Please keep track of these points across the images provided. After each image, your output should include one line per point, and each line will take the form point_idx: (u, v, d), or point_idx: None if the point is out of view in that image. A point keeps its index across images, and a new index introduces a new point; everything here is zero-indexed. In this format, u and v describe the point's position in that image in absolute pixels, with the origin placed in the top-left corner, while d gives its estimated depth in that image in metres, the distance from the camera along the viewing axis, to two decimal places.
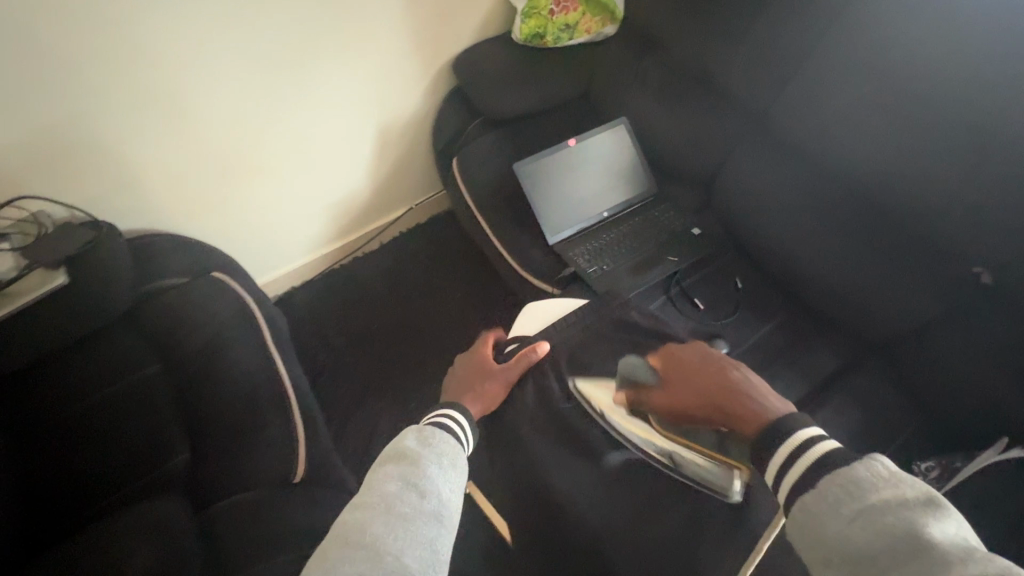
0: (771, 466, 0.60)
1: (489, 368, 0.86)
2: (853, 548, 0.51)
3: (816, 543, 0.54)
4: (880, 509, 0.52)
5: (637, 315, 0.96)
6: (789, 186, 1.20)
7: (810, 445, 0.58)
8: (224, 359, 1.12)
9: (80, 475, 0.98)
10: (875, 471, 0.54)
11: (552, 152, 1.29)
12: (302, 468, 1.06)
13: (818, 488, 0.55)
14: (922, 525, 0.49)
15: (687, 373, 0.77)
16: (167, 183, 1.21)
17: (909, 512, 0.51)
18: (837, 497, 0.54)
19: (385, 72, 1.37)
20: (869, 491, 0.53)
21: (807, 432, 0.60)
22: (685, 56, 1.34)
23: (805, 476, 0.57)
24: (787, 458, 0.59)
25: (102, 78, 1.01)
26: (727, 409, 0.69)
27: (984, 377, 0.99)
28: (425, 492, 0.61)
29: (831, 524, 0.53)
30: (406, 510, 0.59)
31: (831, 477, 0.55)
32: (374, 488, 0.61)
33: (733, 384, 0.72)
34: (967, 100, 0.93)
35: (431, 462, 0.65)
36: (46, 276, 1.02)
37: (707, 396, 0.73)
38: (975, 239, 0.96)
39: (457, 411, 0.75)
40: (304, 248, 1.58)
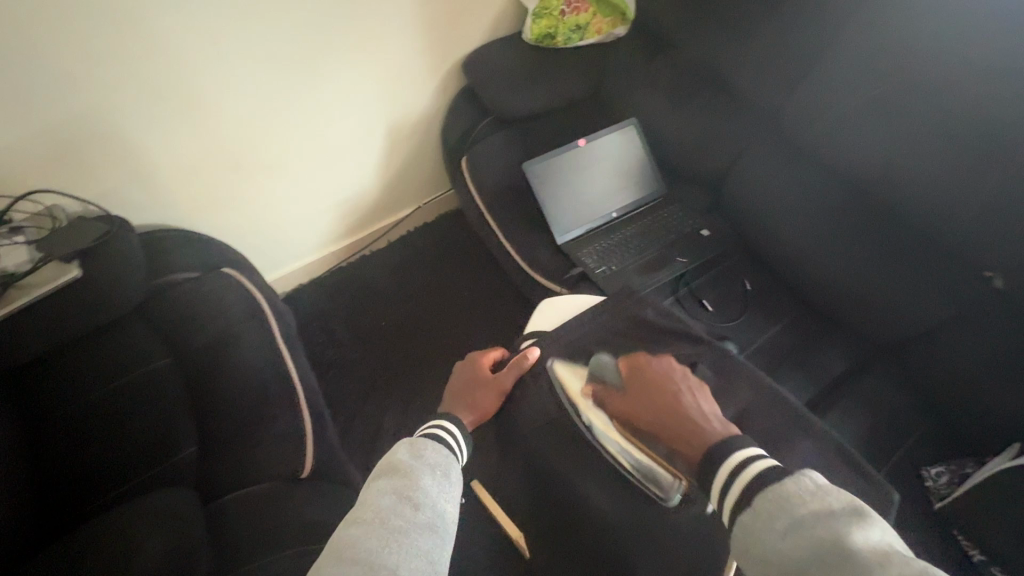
0: (713, 488, 0.59)
1: (482, 380, 0.88)
2: (786, 565, 0.49)
3: (756, 564, 0.52)
4: (810, 521, 0.50)
5: (650, 310, 0.95)
6: (799, 187, 1.19)
7: (747, 462, 0.58)
8: (233, 353, 1.13)
9: (87, 471, 0.98)
10: (803, 485, 0.53)
11: (561, 151, 1.29)
12: (310, 463, 1.07)
13: (754, 508, 0.54)
14: (846, 534, 0.48)
15: (650, 385, 0.75)
16: (179, 179, 1.22)
17: (835, 522, 0.49)
18: (770, 513, 0.53)
19: (395, 71, 1.38)
20: (799, 504, 0.52)
21: (746, 451, 0.59)
22: (695, 57, 1.34)
23: (741, 497, 0.56)
24: (723, 479, 0.58)
25: (117, 74, 1.02)
26: (673, 429, 0.68)
27: (996, 383, 0.97)
28: (419, 504, 0.60)
29: (765, 541, 0.51)
30: (401, 524, 0.58)
31: (763, 496, 0.54)
32: (368, 504, 0.60)
33: (688, 408, 0.70)
34: (981, 103, 0.92)
35: (424, 474, 0.64)
36: (61, 268, 1.04)
37: (660, 411, 0.71)
38: (987, 243, 0.95)
39: (451, 423, 0.75)
40: (312, 245, 1.59)
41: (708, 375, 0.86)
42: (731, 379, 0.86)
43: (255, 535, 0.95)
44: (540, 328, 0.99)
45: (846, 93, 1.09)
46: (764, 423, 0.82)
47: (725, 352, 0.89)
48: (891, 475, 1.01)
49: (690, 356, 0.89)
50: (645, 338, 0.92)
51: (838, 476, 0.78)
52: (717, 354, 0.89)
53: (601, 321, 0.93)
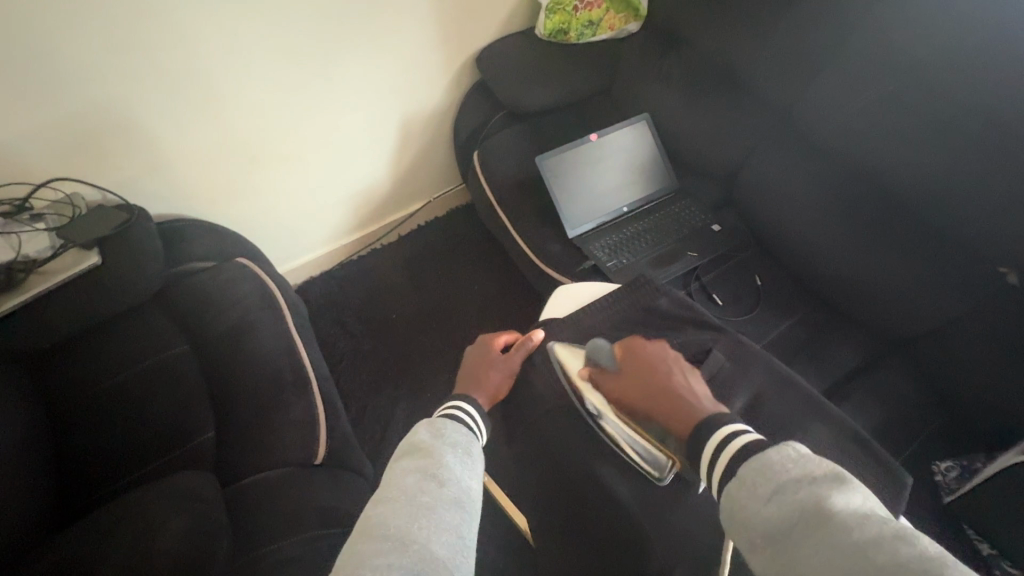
0: (700, 459, 0.60)
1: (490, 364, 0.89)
2: (770, 530, 0.50)
3: (742, 529, 0.53)
4: (791, 487, 0.51)
5: (663, 299, 0.96)
6: (811, 182, 1.20)
7: (732, 435, 0.59)
8: (249, 341, 1.15)
9: (107, 455, 1.00)
10: (786, 454, 0.54)
11: (573, 146, 1.30)
12: (323, 450, 1.08)
13: (738, 477, 0.55)
14: (826, 497, 0.49)
15: (645, 369, 0.73)
16: (196, 168, 1.24)
17: (816, 486, 0.50)
18: (754, 481, 0.54)
19: (409, 65, 1.39)
20: (783, 473, 0.53)
21: (728, 426, 0.60)
22: (708, 52, 1.34)
23: (729, 467, 0.57)
24: (711, 452, 0.59)
25: (137, 62, 1.04)
26: (665, 410, 0.68)
27: (1012, 379, 0.96)
28: (444, 480, 0.61)
29: (750, 510, 0.52)
30: (428, 500, 0.59)
31: (747, 465, 0.55)
32: (393, 484, 0.61)
33: (679, 389, 0.69)
34: (997, 96, 0.92)
35: (446, 452, 0.65)
36: (79, 256, 1.05)
37: (652, 392, 0.70)
38: (1002, 239, 0.95)
39: (468, 403, 0.76)
40: (324, 238, 1.60)
41: (722, 361, 0.86)
42: (745, 365, 0.86)
43: (268, 518, 0.96)
44: (552, 318, 1.00)
45: (859, 89, 1.10)
46: (780, 409, 0.82)
47: (739, 341, 0.90)
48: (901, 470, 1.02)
49: (702, 345, 0.90)
50: (656, 330, 0.92)
51: (851, 466, 0.77)
52: (729, 341, 0.90)
53: (612, 311, 0.94)
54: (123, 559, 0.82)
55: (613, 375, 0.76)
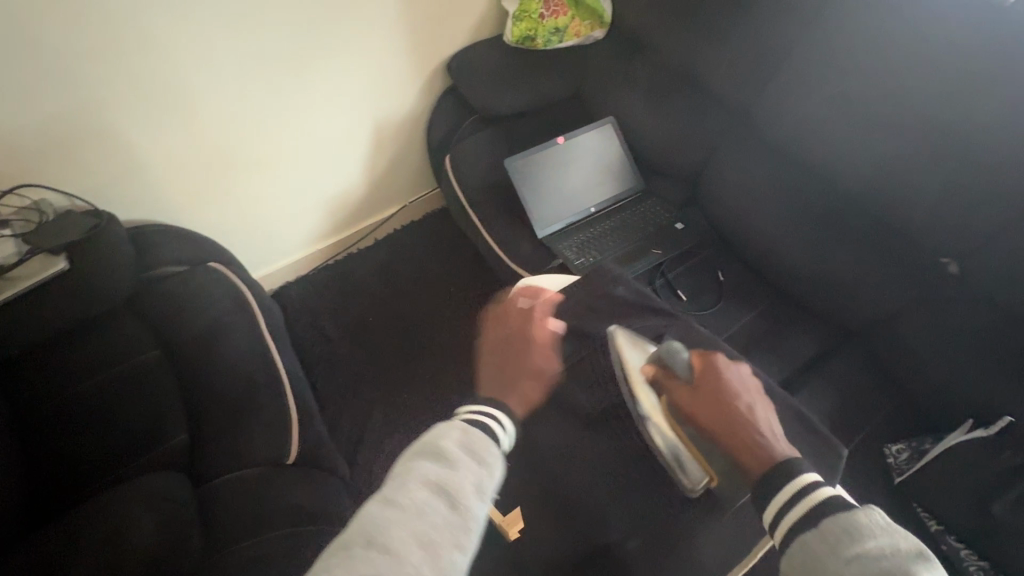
0: (770, 508, 0.60)
1: (523, 355, 0.80)
2: None
3: None
4: (878, 555, 0.51)
5: (620, 287, 1.01)
6: (769, 181, 1.25)
7: (813, 485, 0.59)
8: (221, 344, 1.15)
9: (79, 459, 0.99)
10: (872, 518, 0.54)
11: (541, 148, 1.34)
12: (296, 448, 1.09)
13: (819, 531, 0.55)
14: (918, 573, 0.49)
15: (720, 389, 0.72)
16: (168, 174, 1.24)
17: (905, 561, 0.51)
18: (838, 540, 0.53)
19: (381, 72, 1.42)
20: (870, 537, 0.52)
21: (803, 476, 0.60)
22: (669, 57, 1.39)
23: (808, 517, 0.56)
24: (789, 499, 0.58)
25: (107, 69, 1.05)
26: (732, 439, 0.68)
27: (959, 368, 1.02)
28: (458, 504, 0.56)
29: (831, 565, 0.52)
30: (435, 523, 0.54)
31: (832, 519, 0.55)
32: (403, 490, 0.56)
33: (752, 419, 0.69)
34: (931, 99, 0.98)
35: (469, 470, 0.59)
36: (47, 261, 1.05)
37: (723, 416, 0.70)
38: (941, 231, 1.01)
39: (502, 412, 0.67)
40: (298, 243, 1.61)
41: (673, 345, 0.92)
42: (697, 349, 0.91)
43: (240, 516, 0.97)
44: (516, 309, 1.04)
45: (808, 92, 1.15)
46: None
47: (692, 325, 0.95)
48: (857, 453, 1.06)
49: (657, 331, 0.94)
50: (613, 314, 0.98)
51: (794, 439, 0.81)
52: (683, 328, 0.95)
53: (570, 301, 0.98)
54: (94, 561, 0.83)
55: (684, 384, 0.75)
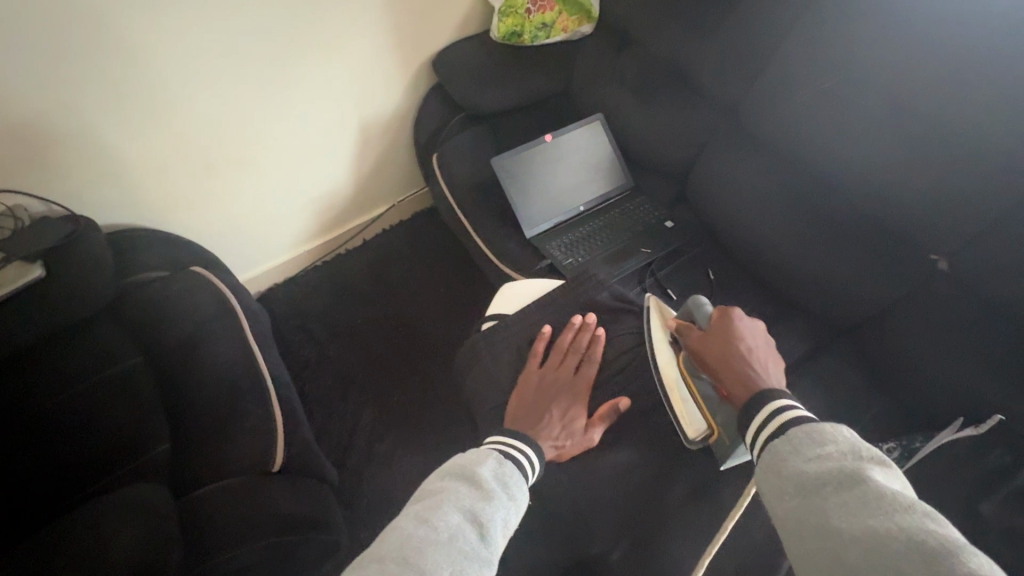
0: (749, 424, 0.66)
1: (564, 410, 0.85)
2: (804, 481, 0.57)
3: (777, 478, 0.59)
4: (832, 453, 0.57)
5: (605, 293, 1.00)
6: (760, 178, 1.23)
7: (788, 406, 0.64)
8: (205, 351, 1.13)
9: (53, 473, 0.97)
10: (837, 430, 0.60)
11: (529, 146, 1.32)
12: (281, 456, 1.08)
13: (787, 436, 0.61)
14: (866, 469, 0.55)
15: (728, 332, 0.77)
16: (146, 178, 1.22)
17: (858, 459, 0.56)
18: (801, 441, 0.60)
19: (365, 70, 1.39)
20: (828, 439, 0.59)
21: (780, 400, 0.65)
22: (658, 52, 1.37)
23: (779, 428, 0.63)
24: (766, 414, 0.65)
25: (80, 71, 1.02)
26: (725, 369, 0.73)
27: (947, 366, 1.01)
28: (487, 534, 0.59)
29: (791, 461, 0.59)
30: (466, 548, 0.56)
31: (798, 427, 0.62)
32: (438, 513, 0.59)
33: (750, 359, 0.73)
34: (924, 95, 0.96)
35: (499, 502, 0.63)
36: (23, 269, 1.02)
37: (724, 354, 0.75)
38: (931, 230, 1.01)
39: (533, 451, 0.72)
40: (285, 244, 1.59)
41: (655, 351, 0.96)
42: None
43: (223, 527, 0.95)
44: (499, 315, 1.02)
45: (799, 86, 1.13)
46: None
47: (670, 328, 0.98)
48: None
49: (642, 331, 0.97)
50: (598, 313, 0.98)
51: None
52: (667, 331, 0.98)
53: (554, 302, 0.98)
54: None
55: (700, 329, 0.81)
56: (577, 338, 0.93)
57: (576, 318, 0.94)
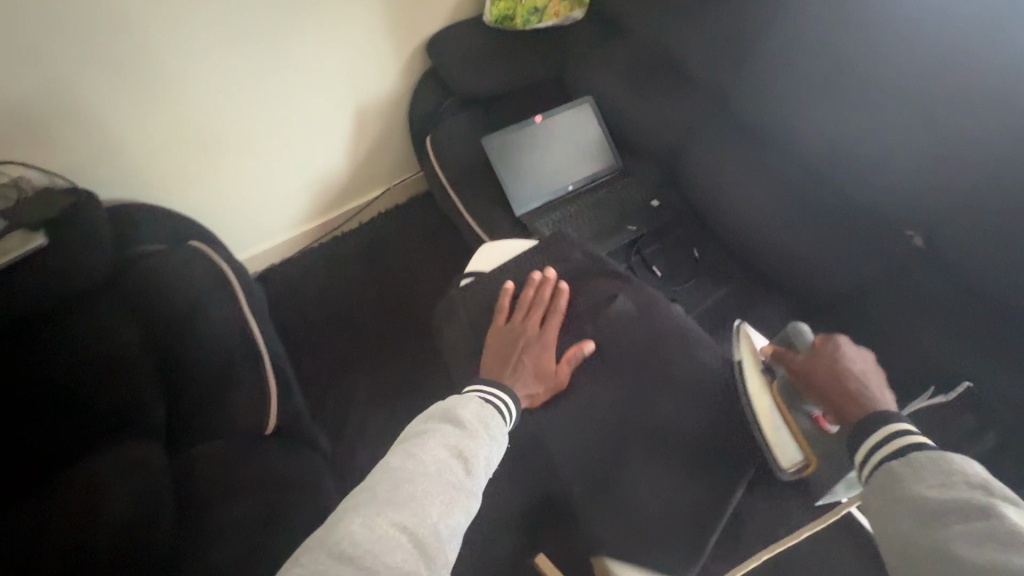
0: (861, 443, 0.66)
1: (531, 361, 0.86)
2: (920, 505, 0.57)
3: (888, 499, 0.60)
4: (957, 482, 0.57)
5: (577, 251, 1.03)
6: (744, 159, 1.26)
7: (909, 431, 0.64)
8: (200, 320, 1.17)
9: (48, 432, 0.98)
10: (966, 463, 0.59)
11: (518, 126, 1.35)
12: (273, 421, 1.13)
13: (906, 460, 0.62)
14: (995, 502, 0.54)
15: (834, 360, 0.75)
16: (147, 154, 1.25)
17: (984, 492, 0.56)
18: (920, 466, 0.60)
19: (361, 53, 1.43)
20: (953, 468, 0.59)
21: (904, 424, 0.65)
22: (646, 36, 1.39)
23: (897, 451, 0.63)
24: (882, 435, 0.65)
25: (83, 47, 1.06)
26: (846, 397, 0.71)
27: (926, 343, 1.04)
28: (473, 469, 0.63)
29: (908, 484, 0.59)
30: (454, 480, 0.61)
31: (920, 453, 0.62)
32: (425, 449, 0.63)
33: (867, 385, 0.72)
34: (901, 75, 0.99)
35: (482, 442, 0.66)
36: (26, 237, 1.07)
37: (842, 382, 0.73)
38: (906, 207, 1.04)
39: (507, 395, 0.76)
40: (283, 225, 1.62)
41: (626, 307, 0.94)
42: (648, 310, 0.94)
43: (218, 485, 1.00)
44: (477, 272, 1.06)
45: (779, 69, 1.15)
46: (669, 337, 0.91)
47: (643, 287, 0.98)
48: None
49: (609, 292, 0.97)
50: (572, 278, 0.99)
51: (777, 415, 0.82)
52: (637, 288, 0.98)
53: (527, 265, 1.01)
54: (71, 532, 0.86)
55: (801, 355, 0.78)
56: (540, 291, 0.93)
57: (538, 273, 0.94)
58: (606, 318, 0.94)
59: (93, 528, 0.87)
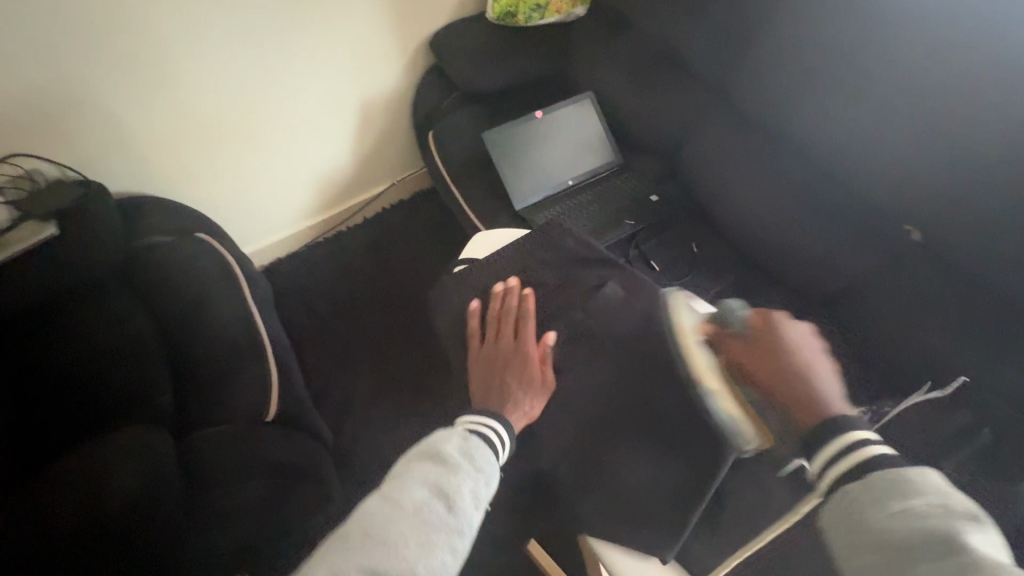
0: (815, 457, 0.55)
1: (517, 374, 0.81)
2: (881, 539, 0.47)
3: (846, 529, 0.49)
4: (921, 509, 0.46)
5: (570, 239, 1.03)
6: (743, 154, 1.26)
7: (867, 442, 0.53)
8: (205, 311, 1.19)
9: (62, 418, 1.03)
10: (927, 478, 0.49)
11: (518, 122, 1.37)
12: (274, 408, 1.14)
13: (864, 481, 0.50)
14: (961, 531, 0.44)
15: (776, 339, 0.62)
16: (155, 148, 1.28)
17: (950, 519, 0.45)
18: (881, 489, 0.49)
19: (365, 49, 1.45)
20: (917, 490, 0.48)
21: (856, 430, 0.54)
22: (647, 33, 1.40)
23: (853, 469, 0.52)
24: (836, 449, 0.53)
25: (93, 42, 1.09)
26: (785, 391, 0.59)
27: (926, 338, 1.04)
28: (454, 506, 0.59)
29: (867, 513, 0.48)
30: (433, 519, 0.57)
31: (879, 471, 0.50)
32: (402, 489, 0.59)
33: (809, 373, 0.59)
34: (900, 68, 0.99)
35: (466, 474, 0.62)
36: (37, 227, 1.11)
37: (779, 374, 0.60)
38: (904, 202, 1.04)
39: (499, 422, 0.72)
40: (288, 220, 1.65)
41: (614, 292, 0.95)
42: (637, 294, 0.94)
43: (219, 468, 1.02)
44: (470, 261, 1.07)
45: (778, 62, 1.15)
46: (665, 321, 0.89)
47: (633, 273, 0.99)
48: None
49: (600, 279, 0.99)
50: (567, 268, 1.00)
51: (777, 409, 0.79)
52: (627, 274, 0.99)
53: (523, 254, 1.01)
54: (71, 532, 0.89)
55: (736, 337, 0.66)
56: (504, 302, 0.89)
57: (498, 286, 0.91)
58: (599, 303, 0.95)
59: (94, 525, 0.90)
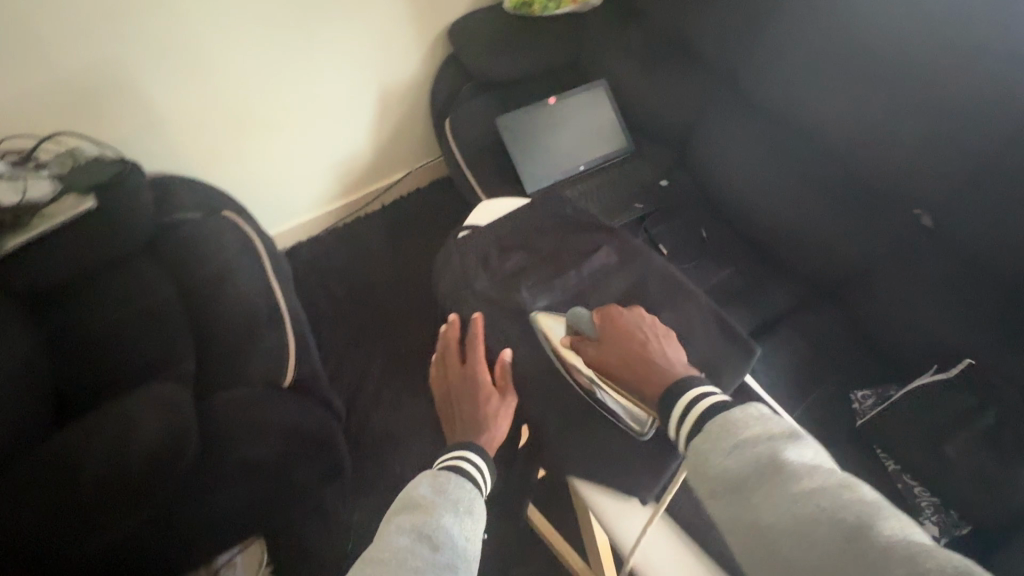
0: (669, 420, 0.64)
1: (477, 398, 0.81)
2: (727, 480, 0.56)
3: (702, 480, 0.58)
4: (751, 442, 0.57)
5: (569, 208, 1.05)
6: (752, 141, 1.27)
7: (700, 396, 0.63)
8: (227, 284, 1.24)
9: (101, 377, 1.13)
10: (749, 412, 0.60)
11: (531, 108, 1.40)
12: (290, 374, 1.20)
13: (704, 432, 0.60)
14: (782, 451, 0.56)
15: (618, 332, 0.76)
16: (185, 130, 1.35)
17: (774, 442, 0.57)
18: (718, 435, 0.59)
19: (384, 38, 1.50)
20: (744, 429, 0.58)
21: (692, 390, 0.64)
22: (659, 23, 1.41)
23: (695, 425, 0.61)
24: (680, 412, 0.63)
25: (129, 28, 1.16)
26: (634, 374, 0.71)
27: (938, 324, 1.03)
28: (438, 544, 0.58)
29: (714, 460, 0.58)
30: (418, 564, 0.56)
31: (713, 421, 0.60)
32: (385, 543, 0.59)
33: (649, 352, 0.72)
34: (909, 52, 0.99)
35: (446, 510, 0.62)
36: (78, 200, 1.17)
37: (627, 361, 0.73)
38: (912, 186, 1.03)
39: (476, 452, 0.72)
40: (310, 205, 1.71)
41: (608, 258, 0.98)
42: (631, 259, 0.97)
43: (236, 427, 1.07)
44: (474, 225, 1.08)
45: (787, 49, 1.16)
46: (656, 290, 0.93)
47: (627, 239, 1.01)
48: (819, 399, 1.08)
49: (593, 245, 1.01)
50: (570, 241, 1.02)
51: (739, 370, 0.84)
52: (620, 240, 1.01)
53: (530, 229, 1.04)
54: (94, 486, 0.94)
55: (589, 340, 0.79)
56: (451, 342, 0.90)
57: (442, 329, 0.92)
58: (590, 269, 0.97)
59: (116, 475, 0.96)
